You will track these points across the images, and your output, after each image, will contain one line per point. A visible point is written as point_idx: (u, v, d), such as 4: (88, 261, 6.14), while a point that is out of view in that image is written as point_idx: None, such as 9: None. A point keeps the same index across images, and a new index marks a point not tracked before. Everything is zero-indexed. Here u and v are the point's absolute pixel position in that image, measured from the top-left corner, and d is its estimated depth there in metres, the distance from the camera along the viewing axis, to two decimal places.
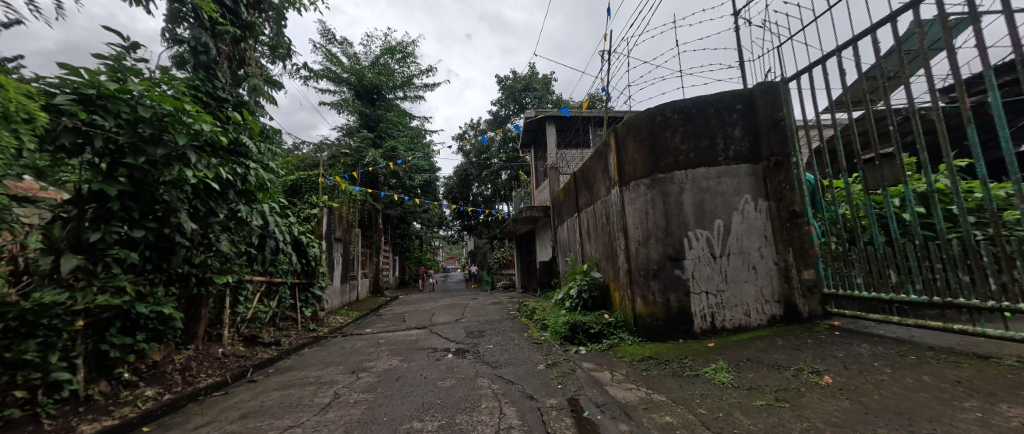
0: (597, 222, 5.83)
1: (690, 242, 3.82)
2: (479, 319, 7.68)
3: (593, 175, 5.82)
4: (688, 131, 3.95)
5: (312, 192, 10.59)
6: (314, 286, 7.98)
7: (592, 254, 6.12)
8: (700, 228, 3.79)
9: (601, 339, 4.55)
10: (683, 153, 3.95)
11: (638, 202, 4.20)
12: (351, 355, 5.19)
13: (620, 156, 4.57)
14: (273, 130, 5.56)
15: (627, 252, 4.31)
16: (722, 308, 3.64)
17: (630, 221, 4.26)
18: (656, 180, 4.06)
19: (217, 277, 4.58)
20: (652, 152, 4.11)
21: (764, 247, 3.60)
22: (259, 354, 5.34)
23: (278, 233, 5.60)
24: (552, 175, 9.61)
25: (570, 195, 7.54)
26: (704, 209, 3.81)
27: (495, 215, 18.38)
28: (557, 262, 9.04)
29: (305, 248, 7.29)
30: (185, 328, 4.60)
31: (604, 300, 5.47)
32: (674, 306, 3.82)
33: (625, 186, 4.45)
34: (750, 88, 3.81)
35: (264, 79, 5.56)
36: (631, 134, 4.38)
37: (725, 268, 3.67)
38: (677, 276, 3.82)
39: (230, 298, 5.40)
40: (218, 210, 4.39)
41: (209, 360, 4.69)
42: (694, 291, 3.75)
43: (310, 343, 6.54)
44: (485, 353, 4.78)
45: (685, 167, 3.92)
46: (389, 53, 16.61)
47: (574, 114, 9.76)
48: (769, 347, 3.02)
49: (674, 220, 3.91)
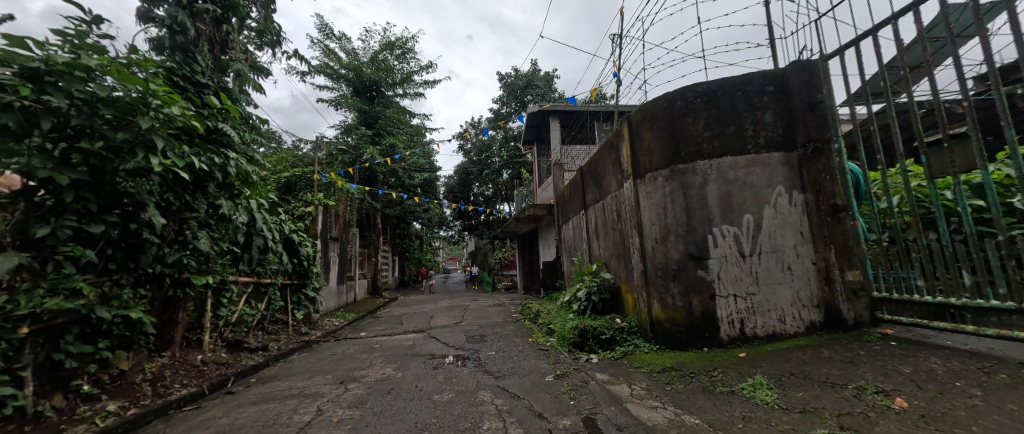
0: (607, 219, 5.45)
1: (714, 239, 3.44)
2: (480, 322, 7.30)
3: (603, 168, 5.45)
4: (712, 116, 3.57)
5: (307, 190, 10.21)
6: (307, 287, 7.60)
7: (602, 254, 5.73)
8: (727, 223, 3.41)
9: (614, 346, 4.15)
10: (706, 141, 3.57)
11: (655, 196, 3.86)
12: (341, 363, 4.81)
13: (635, 146, 4.21)
14: (260, 120, 5.18)
15: (642, 250, 3.99)
16: (753, 314, 3.25)
17: (647, 217, 3.93)
18: (675, 171, 3.70)
19: (194, 278, 4.21)
20: (671, 140, 3.75)
21: (800, 245, 3.21)
22: (243, 362, 4.96)
23: (265, 231, 5.22)
24: (556, 172, 9.23)
25: (577, 191, 7.15)
26: (731, 202, 3.42)
27: (496, 215, 18.01)
28: (562, 262, 8.65)
29: (297, 247, 6.90)
30: (159, 334, 4.22)
31: (614, 304, 5.07)
32: (697, 311, 3.45)
33: (640, 178, 4.10)
34: (782, 68, 3.42)
35: (250, 65, 5.19)
36: (646, 121, 4.02)
37: (756, 269, 3.28)
38: (700, 276, 3.45)
39: (213, 301, 5.02)
40: (192, 202, 4.04)
41: (187, 368, 4.31)
42: (720, 294, 3.36)
43: (300, 348, 6.16)
44: (486, 362, 4.39)
45: (709, 156, 3.54)
46: (389, 48, 16.24)
47: (579, 108, 9.37)
48: (813, 359, 2.63)
49: (696, 215, 3.54)
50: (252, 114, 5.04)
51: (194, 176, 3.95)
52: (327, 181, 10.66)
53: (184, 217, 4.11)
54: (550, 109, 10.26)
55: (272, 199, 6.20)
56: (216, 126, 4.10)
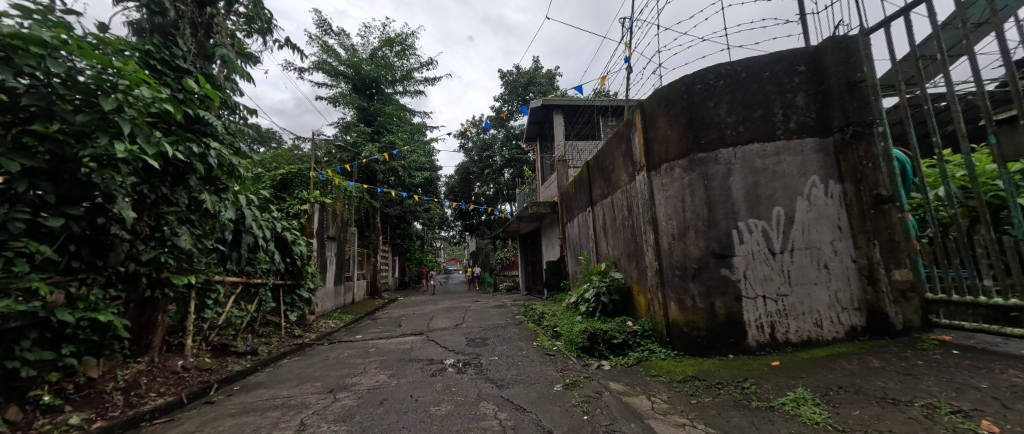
0: (616, 215, 5.13)
1: (740, 233, 3.13)
2: (482, 325, 6.98)
3: (612, 162, 5.14)
4: (737, 100, 3.25)
5: (303, 187, 9.89)
6: (300, 287, 7.29)
7: (610, 252, 5.41)
8: (754, 217, 3.09)
9: (627, 351, 3.84)
10: (731, 127, 3.25)
11: (673, 189, 3.56)
12: (333, 368, 4.50)
13: (649, 135, 3.91)
14: (248, 109, 4.89)
15: (657, 248, 3.69)
16: (785, 317, 2.93)
17: (665, 211, 3.64)
18: (696, 161, 3.40)
19: (174, 277, 3.91)
20: (691, 127, 3.44)
21: (838, 240, 2.89)
22: (228, 367, 4.65)
23: (254, 228, 4.93)
24: (559, 168, 8.94)
25: (582, 187, 6.83)
26: (759, 194, 3.10)
27: (497, 215, 17.71)
28: (567, 262, 8.35)
29: (290, 246, 6.60)
30: (136, 338, 3.92)
31: (624, 305, 4.76)
32: (721, 314, 3.14)
33: (655, 170, 3.79)
34: (815, 45, 3.10)
35: (238, 51, 4.91)
36: (662, 108, 3.71)
37: (788, 267, 2.96)
38: (725, 276, 3.14)
39: (196, 302, 4.71)
40: (166, 194, 3.73)
41: (167, 375, 4.01)
42: (747, 296, 3.04)
43: (291, 352, 5.84)
44: (488, 368, 4.07)
45: (734, 143, 3.22)
46: (389, 45, 15.92)
47: (584, 103, 9.05)
48: (862, 371, 2.31)
49: (719, 209, 3.23)
50: (239, 103, 4.74)
51: (171, 167, 3.67)
52: (323, 178, 10.35)
53: (163, 212, 3.81)
54: (553, 104, 9.93)
55: (263, 195, 5.90)
56: (198, 114, 3.85)
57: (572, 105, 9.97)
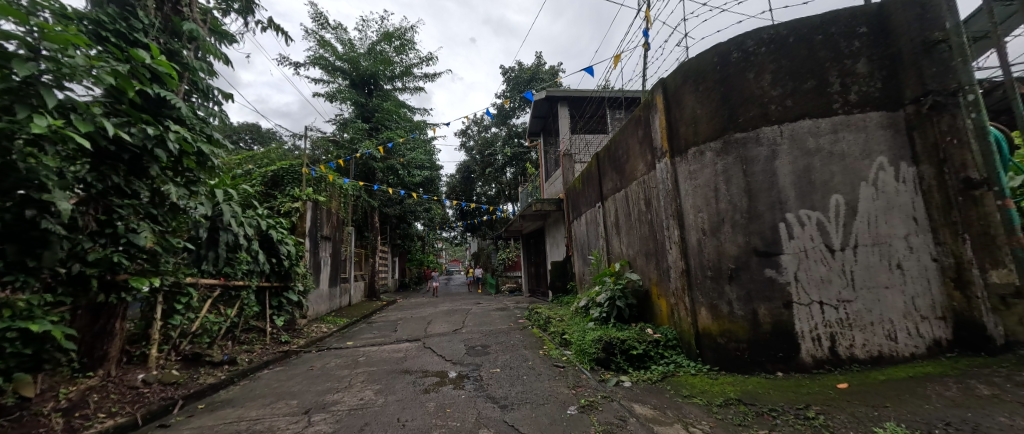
0: (631, 209, 4.64)
1: (788, 227, 2.63)
2: (483, 330, 6.47)
3: (625, 151, 4.66)
4: (783, 68, 2.75)
5: (295, 184, 9.38)
6: (289, 290, 6.80)
7: (624, 251, 4.92)
8: (807, 206, 2.59)
9: (649, 365, 3.36)
10: (775, 101, 2.75)
11: (704, 177, 3.08)
12: (314, 383, 4.00)
13: (673, 116, 3.42)
14: (224, 93, 4.44)
15: (683, 245, 3.30)
16: (848, 328, 2.42)
17: (694, 204, 3.17)
18: (731, 143, 2.91)
19: (133, 280, 3.42)
20: (726, 103, 2.95)
21: (913, 234, 2.38)
22: (199, 380, 4.16)
23: (232, 225, 4.46)
24: (564, 163, 8.44)
25: (591, 182, 6.34)
26: (811, 179, 2.60)
27: (500, 215, 17.17)
28: (573, 262, 7.86)
29: (276, 245, 6.12)
30: (88, 349, 3.43)
31: (641, 310, 4.28)
32: (765, 323, 2.66)
33: (682, 156, 3.30)
34: (878, 2, 2.61)
35: (211, 29, 4.43)
36: (689, 84, 3.22)
37: (850, 267, 2.46)
38: (770, 277, 2.66)
39: (163, 307, 4.22)
40: (119, 184, 3.27)
41: (124, 391, 3.52)
42: (798, 302, 2.55)
43: (275, 361, 5.34)
44: (489, 383, 3.56)
45: (780, 120, 2.72)
46: (387, 40, 15.25)
47: (591, 94, 8.54)
48: (968, 401, 1.80)
49: (761, 198, 2.75)
50: (213, 87, 4.28)
51: (126, 153, 3.23)
52: (317, 175, 9.86)
53: (119, 204, 3.34)
54: (559, 95, 9.40)
55: (244, 190, 5.42)
56: (157, 93, 3.44)
57: (578, 97, 9.45)
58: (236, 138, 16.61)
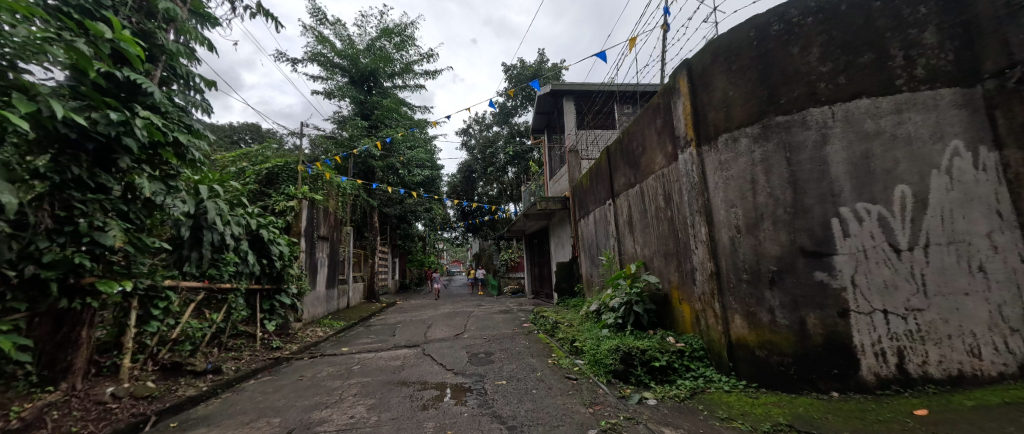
0: (647, 206, 4.28)
1: (843, 223, 2.27)
2: (486, 335, 6.11)
3: (640, 142, 4.31)
4: (833, 41, 2.39)
5: (291, 182, 9.00)
6: (282, 293, 6.43)
7: (639, 252, 4.56)
8: (865, 199, 2.23)
9: (673, 378, 3.00)
10: (825, 78, 2.40)
11: (739, 167, 2.73)
12: (302, 396, 3.65)
13: (700, 100, 3.07)
14: (205, 80, 4.09)
15: (712, 244, 2.95)
16: (920, 341, 2.07)
17: (727, 198, 2.82)
18: (771, 127, 2.56)
19: (100, 284, 3.07)
20: (764, 83, 2.60)
21: (998, 231, 2.01)
22: (177, 393, 3.80)
23: (216, 223, 4.12)
24: (570, 159, 8.08)
25: (601, 178, 5.98)
26: (870, 168, 2.24)
27: (502, 215, 16.75)
28: (581, 263, 7.50)
29: (267, 245, 5.78)
30: (49, 360, 3.08)
31: (661, 316, 3.91)
32: (816, 334, 2.30)
33: (712, 145, 2.95)
34: None
35: (192, 11, 4.09)
36: (720, 63, 2.87)
37: (921, 270, 2.10)
38: (821, 281, 2.30)
39: (138, 313, 3.87)
40: (82, 178, 2.92)
41: (90, 408, 3.16)
42: (857, 310, 2.19)
43: (263, 369, 4.98)
44: (494, 398, 3.20)
45: (831, 100, 2.36)
46: (387, 36, 14.85)
47: (598, 88, 8.18)
48: None
49: (809, 190, 2.39)
50: (193, 73, 3.94)
51: (89, 142, 2.89)
52: (314, 173, 9.52)
53: (82, 199, 2.99)
54: (565, 89, 9.03)
55: (232, 186, 5.08)
56: (125, 75, 3.13)
57: (585, 91, 9.07)
58: (235, 137, 16.34)
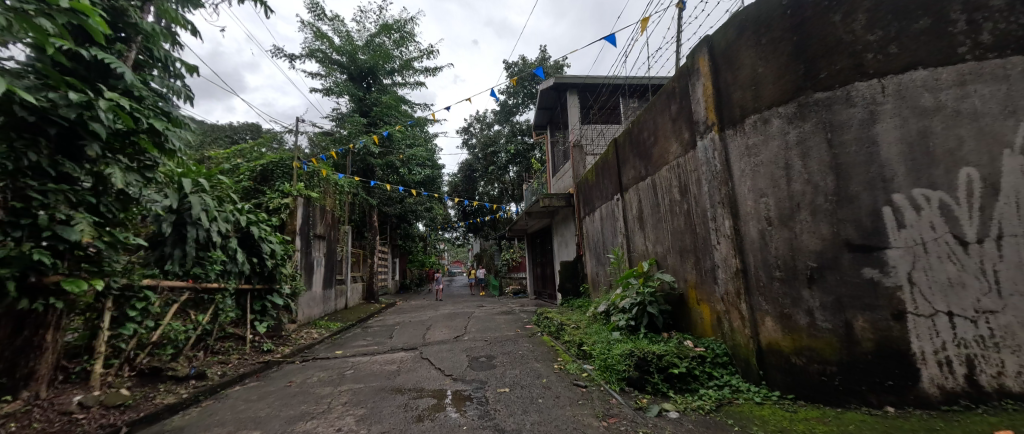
0: (659, 199, 3.99)
1: (897, 212, 1.98)
2: (488, 338, 5.82)
3: (652, 131, 4.02)
4: (882, 4, 2.09)
5: (286, 179, 8.71)
6: (274, 293, 6.14)
7: (651, 249, 4.27)
8: (924, 185, 1.94)
9: (694, 387, 2.71)
10: (873, 48, 2.10)
11: (770, 151, 2.44)
12: (288, 405, 3.37)
13: (723, 79, 2.79)
14: (187, 65, 3.83)
15: (738, 238, 2.66)
16: (994, 349, 1.77)
17: (755, 186, 2.52)
18: (809, 105, 2.27)
19: (66, 283, 2.80)
20: (799, 56, 2.32)
21: None
22: (154, 401, 3.52)
23: (194, 215, 3.93)
24: (575, 155, 7.79)
25: (608, 172, 5.69)
26: (928, 149, 1.95)
27: (503, 214, 16.46)
28: (586, 262, 7.20)
29: (257, 242, 5.50)
30: (9, 367, 2.80)
31: (676, 318, 3.62)
32: (866, 340, 2.01)
33: (737, 128, 2.66)
34: None
35: None
36: (748, 37, 2.59)
37: (993, 266, 1.80)
38: (871, 279, 2.01)
39: (113, 314, 3.59)
40: (42, 166, 2.66)
41: (53, 418, 2.89)
42: (915, 312, 1.91)
43: (250, 374, 4.69)
44: (497, 408, 2.91)
45: (881, 72, 2.07)
46: (386, 32, 14.60)
47: (603, 80, 7.88)
48: None
49: (856, 176, 2.10)
50: (173, 57, 3.68)
51: (51, 126, 2.66)
52: (310, 170, 9.24)
53: (42, 189, 2.70)
54: (568, 83, 8.73)
55: (219, 180, 4.81)
56: (91, 54, 2.88)
57: (589, 84, 8.76)
58: (234, 135, 16.08)
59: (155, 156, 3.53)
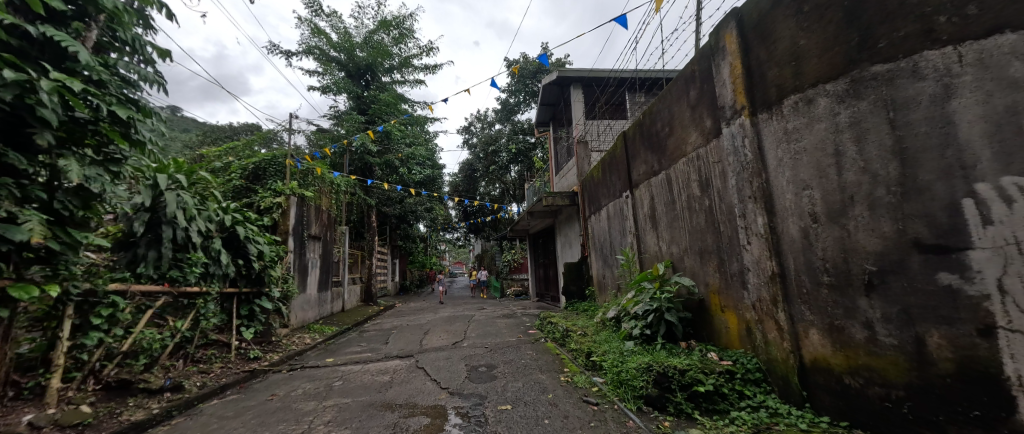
0: (675, 195, 3.64)
1: (982, 205, 1.58)
2: (489, 344, 5.49)
3: (667, 120, 3.68)
4: None
5: (279, 177, 8.38)
6: (263, 297, 5.79)
7: (665, 249, 3.92)
8: (1017, 171, 1.51)
9: (723, 408, 2.38)
10: (947, 9, 1.70)
11: (816, 137, 2.10)
12: (264, 424, 3.03)
13: (755, 57, 2.46)
14: (159, 50, 3.52)
15: (776, 237, 2.32)
16: None
17: (797, 178, 2.19)
18: (865, 81, 1.92)
19: (12, 290, 2.47)
20: (852, 24, 1.97)
21: None
22: (120, 418, 3.18)
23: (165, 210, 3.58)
24: (579, 151, 7.46)
25: (615, 168, 5.35)
26: (1021, 126, 1.51)
27: (504, 214, 16.27)
28: (591, 263, 6.87)
29: (242, 243, 5.18)
30: None
31: (696, 327, 3.28)
32: (943, 360, 1.65)
33: (774, 112, 2.33)
34: None
35: None
36: (786, 5, 2.25)
37: None
38: (949, 287, 1.64)
39: (74, 322, 3.25)
40: None
41: None
42: (1009, 328, 1.49)
43: (232, 385, 4.36)
44: (498, 431, 2.57)
45: (956, 37, 1.67)
46: (384, 28, 14.21)
47: (609, 73, 7.54)
48: None
49: (926, 162, 1.73)
50: (142, 41, 3.37)
51: None
52: (303, 168, 8.92)
53: None
54: (572, 76, 8.40)
55: (201, 176, 4.50)
56: (40, 32, 2.57)
57: (594, 78, 8.42)
58: (232, 134, 15.81)
59: (123, 150, 3.23)
